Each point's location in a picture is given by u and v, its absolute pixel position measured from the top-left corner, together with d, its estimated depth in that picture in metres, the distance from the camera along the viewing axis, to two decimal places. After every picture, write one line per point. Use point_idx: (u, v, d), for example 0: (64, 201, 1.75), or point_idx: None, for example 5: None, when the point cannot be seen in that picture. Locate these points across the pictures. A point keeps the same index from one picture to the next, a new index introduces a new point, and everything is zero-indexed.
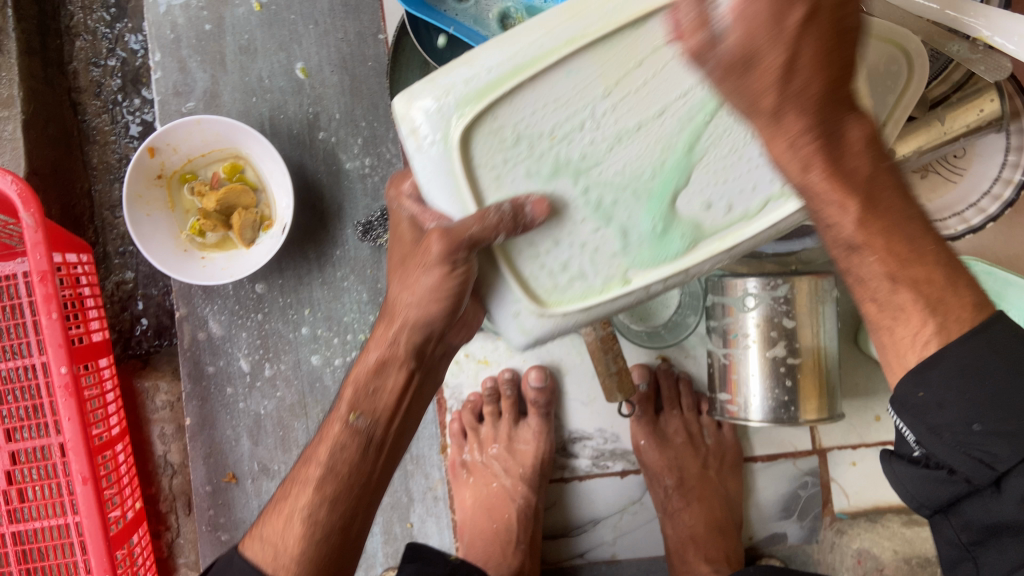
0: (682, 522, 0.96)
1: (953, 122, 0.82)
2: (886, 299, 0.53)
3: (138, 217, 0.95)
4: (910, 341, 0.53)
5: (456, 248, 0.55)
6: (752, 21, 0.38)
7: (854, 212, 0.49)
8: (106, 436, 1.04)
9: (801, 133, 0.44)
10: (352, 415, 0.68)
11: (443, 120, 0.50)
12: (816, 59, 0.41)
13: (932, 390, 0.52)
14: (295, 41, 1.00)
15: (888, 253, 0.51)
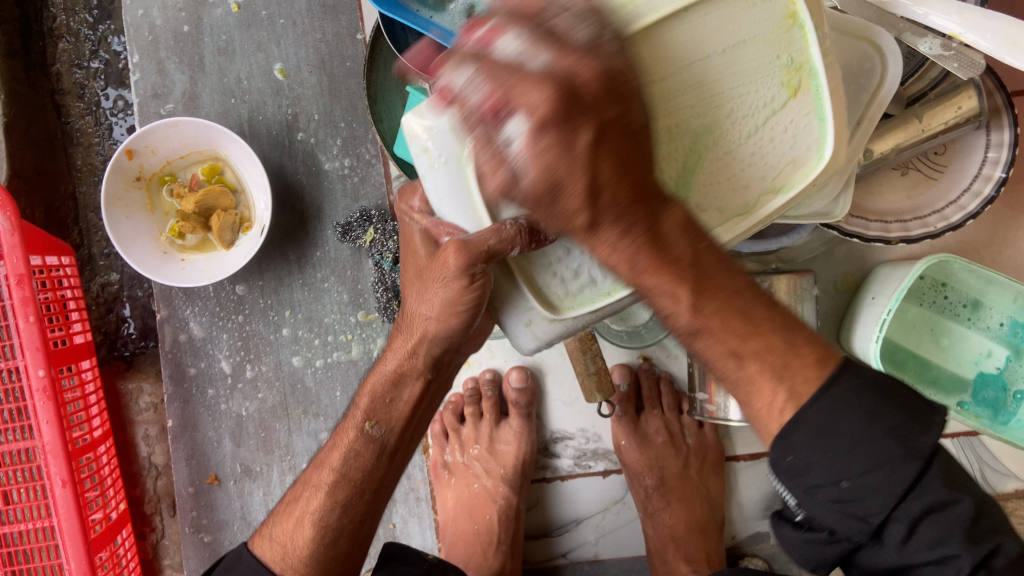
0: (663, 522, 0.96)
1: (931, 119, 0.82)
2: (733, 376, 0.49)
3: (117, 219, 0.95)
4: (768, 410, 0.48)
5: (474, 263, 0.52)
6: (547, 159, 0.38)
7: (686, 300, 0.46)
8: (87, 439, 1.04)
9: (620, 239, 0.43)
10: (369, 423, 0.69)
11: (452, 140, 0.47)
12: (614, 174, 0.40)
13: (800, 453, 0.47)
14: (274, 42, 1.00)
15: (733, 330, 0.48)
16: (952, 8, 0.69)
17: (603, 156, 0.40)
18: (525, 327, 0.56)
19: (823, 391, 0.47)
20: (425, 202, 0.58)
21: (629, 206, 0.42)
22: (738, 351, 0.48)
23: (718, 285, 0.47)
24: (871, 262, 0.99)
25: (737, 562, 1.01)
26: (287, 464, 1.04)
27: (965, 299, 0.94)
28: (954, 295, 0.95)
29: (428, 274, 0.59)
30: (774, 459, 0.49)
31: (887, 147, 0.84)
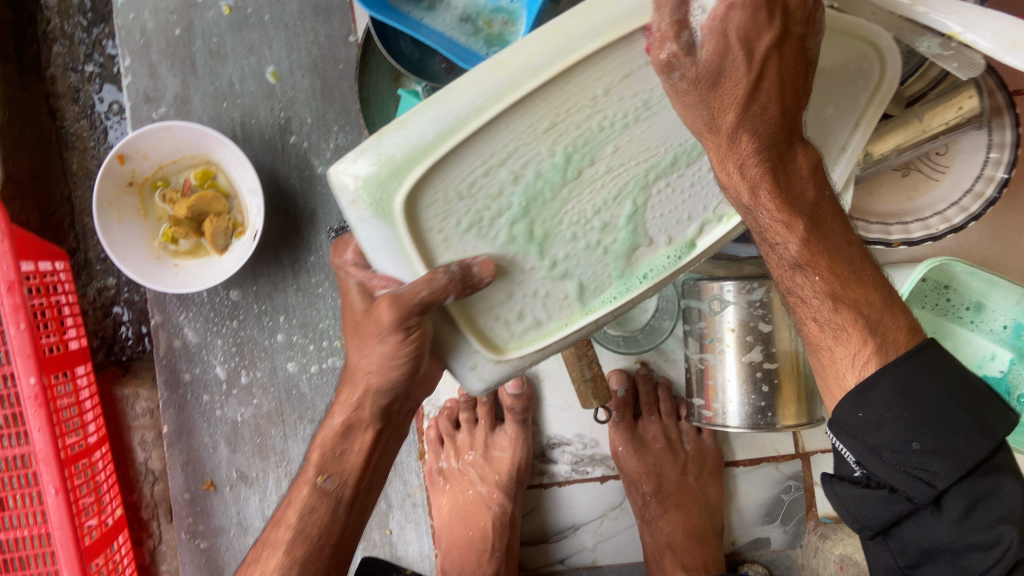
0: (660, 530, 0.95)
1: (932, 119, 0.80)
2: (826, 320, 0.59)
3: (109, 225, 0.94)
4: (850, 363, 0.58)
5: (407, 315, 0.54)
6: (728, 29, 0.45)
7: (814, 223, 0.51)
8: (82, 445, 1.03)
9: (751, 153, 0.52)
10: (320, 477, 0.69)
11: (384, 189, 0.48)
12: (779, 81, 0.49)
13: (870, 410, 0.55)
14: (266, 45, 0.99)
15: None
16: (950, 7, 0.66)
17: (777, 61, 0.48)
18: (472, 371, 0.59)
19: (899, 360, 0.55)
20: (357, 255, 0.60)
21: (771, 130, 0.51)
22: (836, 294, 0.58)
23: (828, 233, 0.57)
24: (872, 264, 0.98)
25: (736, 568, 1.00)
26: (283, 471, 1.03)
27: (968, 302, 0.93)
28: (957, 298, 0.93)
29: (366, 326, 0.59)
30: (844, 417, 0.57)
31: (887, 148, 0.82)
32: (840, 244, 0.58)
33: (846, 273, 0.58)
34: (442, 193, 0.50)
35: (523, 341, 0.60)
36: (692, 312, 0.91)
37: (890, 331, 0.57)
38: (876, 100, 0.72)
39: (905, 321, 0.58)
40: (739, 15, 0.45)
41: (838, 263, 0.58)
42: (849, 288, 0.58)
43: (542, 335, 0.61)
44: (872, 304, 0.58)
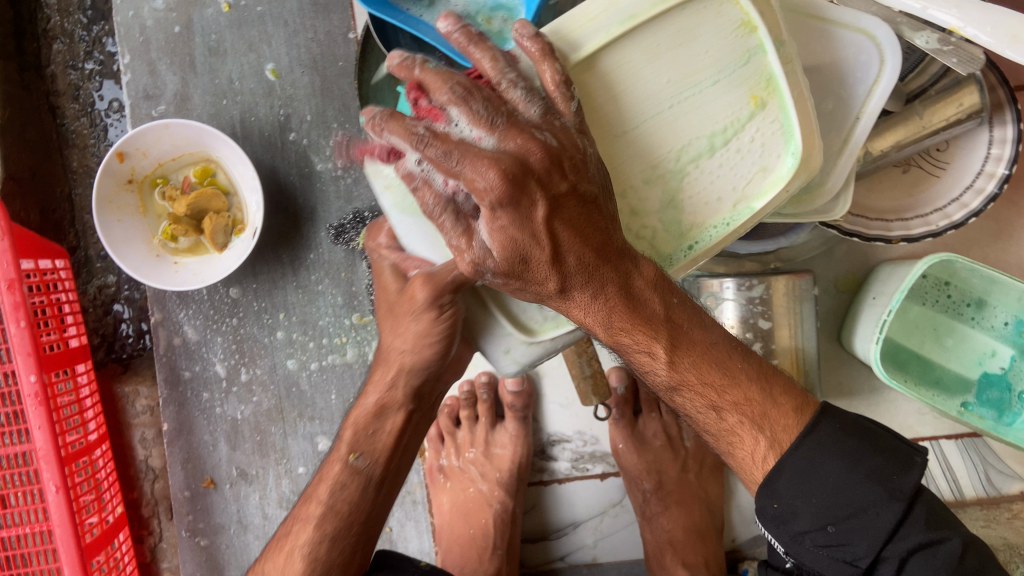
0: (661, 527, 0.95)
1: (932, 115, 0.80)
2: (718, 425, 0.63)
3: (109, 223, 0.94)
4: (750, 457, 0.61)
5: (442, 293, 0.59)
6: (505, 236, 0.52)
7: (661, 356, 0.61)
8: (83, 443, 1.03)
9: (591, 297, 0.58)
10: (352, 455, 0.71)
11: (416, 176, 0.56)
12: (572, 237, 0.55)
13: (782, 501, 0.59)
14: (265, 42, 0.99)
15: (700, 384, 0.61)
16: (951, 2, 0.67)
17: (563, 222, 0.54)
18: (505, 354, 0.63)
19: (794, 448, 0.59)
20: (391, 239, 0.64)
21: (596, 264, 0.56)
22: (717, 404, 0.61)
23: (687, 336, 0.61)
24: (873, 260, 0.97)
25: (736, 566, 0.99)
26: (283, 468, 1.03)
27: (969, 298, 0.93)
28: (957, 294, 0.93)
29: (400, 308, 0.64)
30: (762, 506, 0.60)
31: (887, 145, 0.81)
32: (704, 348, 0.61)
33: (708, 365, 0.61)
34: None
35: (558, 321, 0.62)
36: None
37: (777, 420, 0.60)
38: (877, 93, 0.69)
39: (787, 404, 0.61)
40: (499, 222, 0.52)
41: (707, 357, 0.61)
42: (724, 387, 0.61)
43: (574, 313, 0.62)
44: (751, 399, 0.61)
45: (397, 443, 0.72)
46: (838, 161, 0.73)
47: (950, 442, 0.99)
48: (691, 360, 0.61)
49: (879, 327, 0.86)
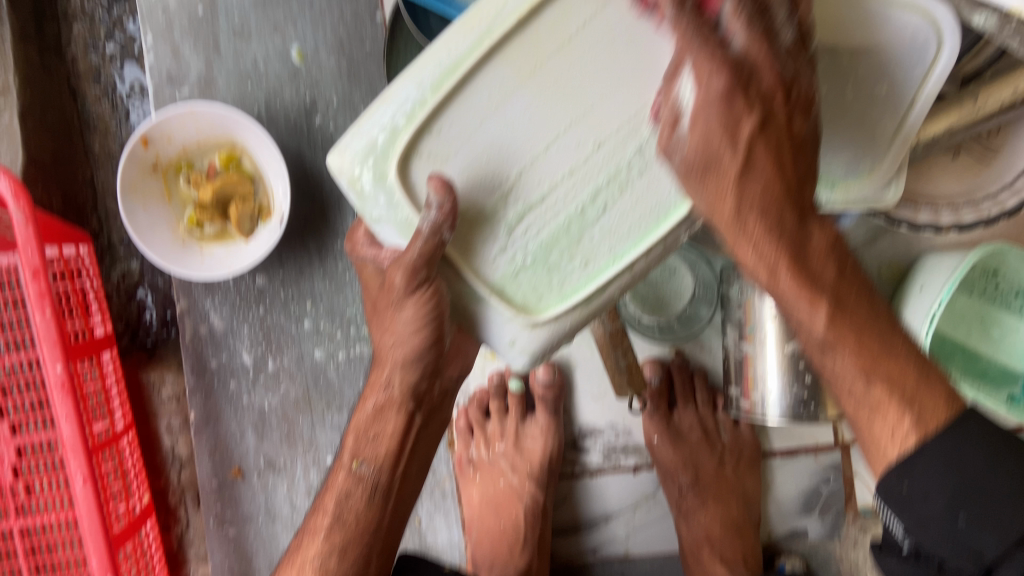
0: (698, 522, 0.94)
1: (987, 99, 0.75)
2: (860, 396, 0.58)
3: (134, 210, 0.92)
4: (889, 437, 0.56)
5: (416, 273, 0.57)
6: (706, 129, 0.51)
7: (822, 314, 0.56)
8: (109, 432, 1.02)
9: (762, 237, 0.55)
10: (355, 462, 0.71)
11: (378, 158, 0.53)
12: (769, 163, 0.53)
13: (915, 481, 0.54)
14: (290, 24, 0.96)
15: (859, 348, 0.57)
16: None
17: (760, 146, 0.53)
18: (510, 345, 0.59)
19: (945, 429, 0.54)
20: (366, 235, 0.65)
21: (775, 202, 0.54)
22: (869, 370, 0.57)
23: (855, 299, 0.57)
24: (916, 250, 0.95)
25: (772, 559, 0.98)
26: (311, 458, 1.02)
27: (1016, 288, 0.89)
28: (1005, 285, 0.89)
29: (385, 302, 0.64)
30: (890, 488, 0.56)
31: (940, 128, 0.79)
32: (868, 318, 0.57)
33: (867, 332, 0.57)
34: (441, 152, 0.53)
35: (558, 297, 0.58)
36: (732, 300, 0.88)
37: (926, 400, 0.56)
38: (933, 77, 0.66)
39: (942, 391, 0.56)
40: (698, 128, 0.51)
41: (869, 328, 0.57)
42: (876, 361, 0.57)
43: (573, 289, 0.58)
44: (907, 376, 0.56)
45: (400, 450, 0.72)
46: (891, 146, 0.70)
47: None
48: (853, 324, 0.57)
49: (926, 323, 0.84)
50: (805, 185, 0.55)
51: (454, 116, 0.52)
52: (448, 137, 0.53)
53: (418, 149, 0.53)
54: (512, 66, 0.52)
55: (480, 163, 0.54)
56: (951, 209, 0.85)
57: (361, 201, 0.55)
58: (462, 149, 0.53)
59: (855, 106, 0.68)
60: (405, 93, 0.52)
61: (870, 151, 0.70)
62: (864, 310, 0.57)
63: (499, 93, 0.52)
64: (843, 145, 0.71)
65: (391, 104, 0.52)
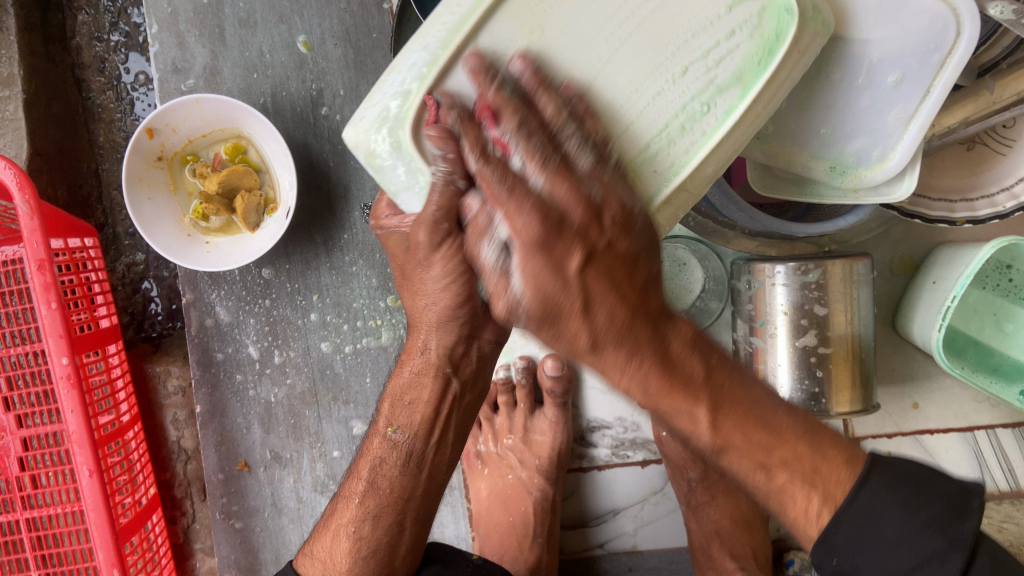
0: (707, 517, 0.92)
1: (1003, 90, 0.74)
2: (768, 485, 0.56)
3: (139, 201, 0.91)
4: (806, 516, 0.54)
5: (437, 225, 0.53)
6: (536, 277, 0.49)
7: (704, 417, 0.54)
8: (115, 425, 1.02)
9: (626, 359, 0.52)
10: (390, 429, 0.71)
11: (391, 126, 0.52)
12: (609, 297, 0.51)
13: (845, 555, 0.53)
14: (296, 13, 0.95)
15: (750, 445, 0.55)
16: None
17: (598, 273, 0.51)
18: None
19: (853, 495, 0.53)
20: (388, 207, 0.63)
21: (626, 323, 0.51)
22: (765, 463, 0.55)
23: (728, 394, 0.55)
24: (930, 242, 0.93)
25: (782, 555, 0.98)
26: (318, 452, 1.02)
27: None
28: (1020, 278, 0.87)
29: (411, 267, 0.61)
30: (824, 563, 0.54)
31: (955, 120, 0.77)
32: (748, 407, 0.56)
33: (750, 421, 0.55)
34: (449, 112, 0.51)
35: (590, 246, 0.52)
36: (743, 294, 0.88)
37: (830, 475, 0.54)
38: (950, 64, 0.65)
39: (839, 456, 0.55)
40: (528, 267, 0.49)
41: (751, 417, 0.55)
42: (770, 446, 0.55)
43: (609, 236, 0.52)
44: (800, 457, 0.55)
45: (436, 415, 0.70)
46: (903, 135, 0.69)
47: (1007, 431, 0.96)
48: (736, 424, 0.55)
49: (941, 316, 0.83)
50: (649, 294, 0.53)
51: (461, 76, 0.51)
52: (455, 98, 0.51)
53: (427, 110, 0.51)
54: (517, 21, 0.50)
55: (492, 111, 0.50)
56: (964, 203, 0.85)
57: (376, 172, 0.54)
58: (471, 104, 0.51)
59: (869, 94, 0.67)
60: (414, 59, 0.52)
61: (885, 141, 0.70)
62: (739, 399, 0.55)
63: (503, 48, 0.51)
64: (858, 136, 0.70)
65: (400, 73, 0.52)
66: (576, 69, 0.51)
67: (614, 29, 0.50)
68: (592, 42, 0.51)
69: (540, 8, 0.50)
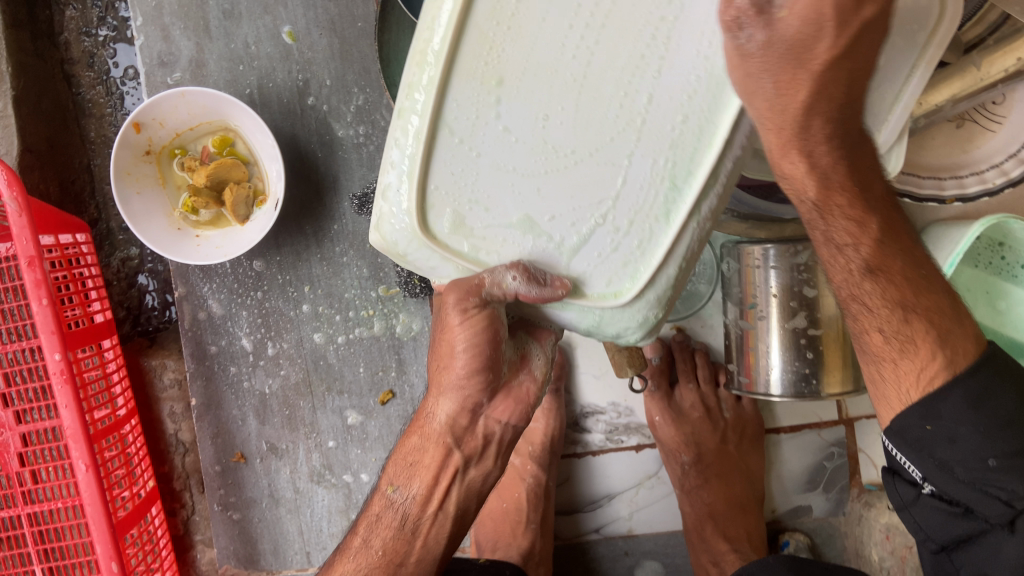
0: (701, 499, 0.93)
1: (990, 66, 0.73)
2: (892, 330, 0.65)
3: (128, 196, 0.91)
4: (915, 376, 0.64)
5: (468, 296, 0.60)
6: (813, 0, 0.46)
7: (871, 234, 0.62)
8: (111, 419, 1.02)
9: (821, 145, 0.55)
10: (390, 488, 0.73)
11: (405, 228, 0.57)
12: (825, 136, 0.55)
13: (940, 425, 0.62)
14: (281, 4, 0.95)
15: (891, 279, 0.63)
16: None
17: (829, 81, 0.51)
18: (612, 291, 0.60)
19: (970, 372, 0.62)
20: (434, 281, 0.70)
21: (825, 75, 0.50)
22: (902, 302, 0.64)
23: (891, 245, 0.63)
24: (920, 222, 0.93)
25: (777, 536, 0.99)
26: (313, 442, 1.02)
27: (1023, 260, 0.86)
28: (1011, 256, 0.87)
29: (438, 330, 0.66)
30: (911, 428, 0.64)
31: (942, 98, 0.76)
32: (896, 255, 0.64)
33: (900, 278, 0.64)
34: (451, 188, 0.56)
35: (635, 276, 0.59)
36: (731, 276, 0.87)
37: (958, 345, 0.63)
38: (936, 42, 0.64)
39: (970, 340, 0.63)
40: None
41: (917, 285, 0.64)
42: (909, 295, 0.64)
43: (643, 262, 0.59)
44: (939, 313, 0.64)
45: (435, 485, 0.71)
46: (889, 116, 0.69)
47: None
48: (885, 270, 0.63)
49: None
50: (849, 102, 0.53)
51: (447, 154, 0.55)
52: (453, 171, 0.55)
53: (431, 200, 0.56)
54: (477, 76, 0.52)
55: (491, 184, 0.56)
56: (955, 180, 0.84)
57: (411, 262, 0.61)
58: (473, 175, 0.55)
59: None
60: (396, 159, 0.55)
61: (870, 122, 0.70)
62: (903, 267, 0.64)
63: (476, 106, 0.53)
64: None
65: (392, 168, 0.56)
66: (556, 103, 0.53)
67: (577, 43, 0.51)
68: (564, 65, 0.52)
69: (494, 54, 0.52)
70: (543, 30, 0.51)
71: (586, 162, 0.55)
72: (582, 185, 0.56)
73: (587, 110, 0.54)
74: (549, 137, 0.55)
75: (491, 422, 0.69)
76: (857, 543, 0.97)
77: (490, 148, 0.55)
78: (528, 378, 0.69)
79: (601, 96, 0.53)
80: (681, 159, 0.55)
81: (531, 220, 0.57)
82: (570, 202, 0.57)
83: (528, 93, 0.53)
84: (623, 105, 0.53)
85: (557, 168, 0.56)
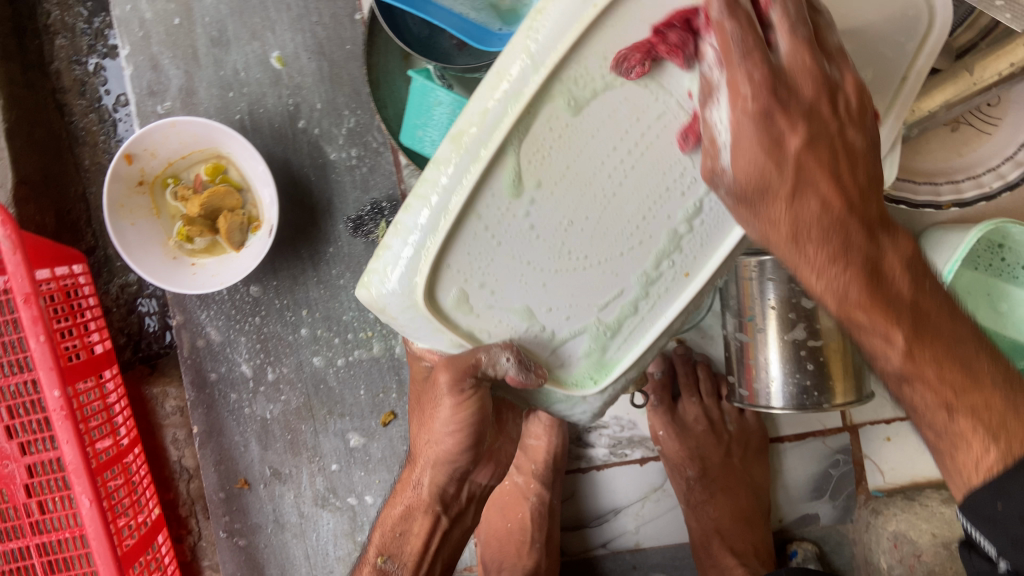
0: (707, 514, 0.93)
1: (983, 71, 0.73)
2: (943, 428, 0.55)
3: (123, 228, 0.91)
4: (975, 466, 0.53)
5: (462, 377, 0.62)
6: (750, 161, 0.50)
7: (899, 344, 0.54)
8: (113, 450, 1.02)
9: (825, 264, 0.53)
10: (381, 557, 0.75)
11: (407, 291, 0.59)
12: (822, 247, 0.53)
13: (1009, 501, 0.51)
14: (268, 29, 0.94)
15: (939, 380, 0.54)
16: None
17: (811, 179, 0.51)
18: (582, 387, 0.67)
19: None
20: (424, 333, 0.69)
21: (837, 218, 0.52)
22: (951, 403, 0.53)
23: (934, 328, 0.54)
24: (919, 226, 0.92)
25: (785, 546, 0.98)
26: (316, 466, 1.02)
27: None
28: (1012, 258, 0.85)
29: (426, 402, 0.68)
30: (982, 505, 0.52)
31: (935, 105, 0.75)
32: (952, 341, 0.54)
33: (947, 358, 0.54)
34: (465, 268, 0.59)
35: (603, 371, 0.66)
36: (728, 290, 0.87)
37: (1018, 433, 0.51)
38: (926, 52, 0.63)
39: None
40: (748, 142, 0.50)
41: (952, 354, 0.54)
42: (966, 390, 0.53)
43: (614, 363, 0.66)
44: (992, 408, 0.52)
45: (426, 549, 0.74)
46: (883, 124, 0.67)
47: None
48: (932, 353, 0.54)
49: None
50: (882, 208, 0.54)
51: (471, 237, 0.57)
52: (470, 252, 0.58)
53: (443, 275, 0.58)
54: (519, 174, 0.56)
55: (499, 274, 0.59)
56: (950, 185, 0.83)
57: (399, 325, 0.62)
58: (482, 262, 0.59)
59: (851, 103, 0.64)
60: (410, 225, 0.57)
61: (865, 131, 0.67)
62: (944, 335, 0.54)
63: (506, 206, 0.57)
64: None
65: (403, 237, 0.58)
66: (579, 213, 0.58)
67: (614, 165, 0.57)
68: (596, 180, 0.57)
69: (541, 159, 0.56)
70: (589, 148, 0.56)
71: (593, 268, 0.61)
72: (580, 287, 0.61)
73: (607, 223, 0.59)
74: (566, 241, 0.59)
75: (474, 485, 0.74)
76: (865, 549, 0.95)
77: (511, 238, 0.58)
78: (506, 442, 0.74)
79: (623, 215, 0.59)
80: (668, 281, 0.63)
81: (531, 310, 0.62)
82: (567, 298, 0.62)
83: (561, 198, 0.57)
84: (638, 227, 0.60)
85: (566, 270, 0.60)
